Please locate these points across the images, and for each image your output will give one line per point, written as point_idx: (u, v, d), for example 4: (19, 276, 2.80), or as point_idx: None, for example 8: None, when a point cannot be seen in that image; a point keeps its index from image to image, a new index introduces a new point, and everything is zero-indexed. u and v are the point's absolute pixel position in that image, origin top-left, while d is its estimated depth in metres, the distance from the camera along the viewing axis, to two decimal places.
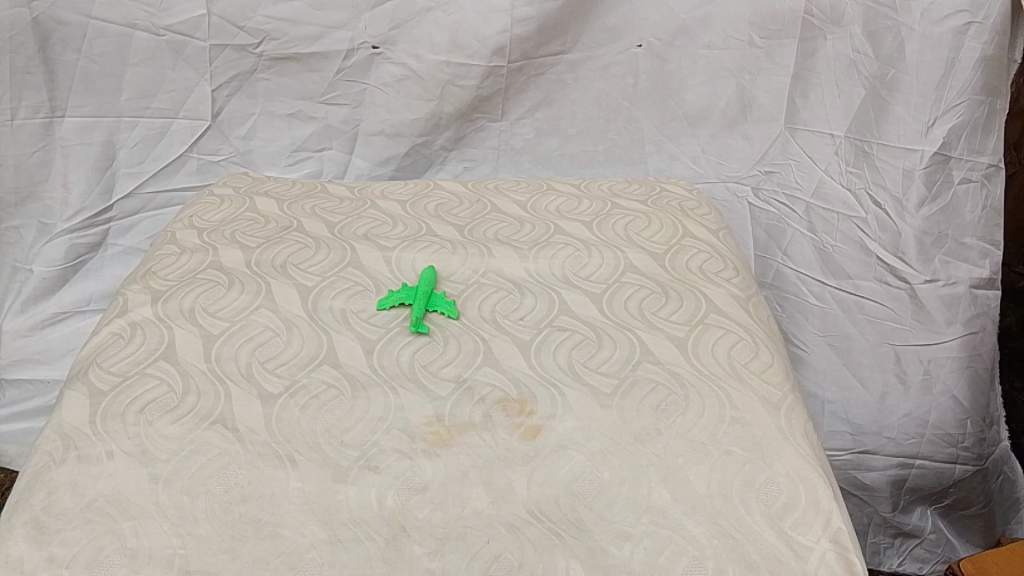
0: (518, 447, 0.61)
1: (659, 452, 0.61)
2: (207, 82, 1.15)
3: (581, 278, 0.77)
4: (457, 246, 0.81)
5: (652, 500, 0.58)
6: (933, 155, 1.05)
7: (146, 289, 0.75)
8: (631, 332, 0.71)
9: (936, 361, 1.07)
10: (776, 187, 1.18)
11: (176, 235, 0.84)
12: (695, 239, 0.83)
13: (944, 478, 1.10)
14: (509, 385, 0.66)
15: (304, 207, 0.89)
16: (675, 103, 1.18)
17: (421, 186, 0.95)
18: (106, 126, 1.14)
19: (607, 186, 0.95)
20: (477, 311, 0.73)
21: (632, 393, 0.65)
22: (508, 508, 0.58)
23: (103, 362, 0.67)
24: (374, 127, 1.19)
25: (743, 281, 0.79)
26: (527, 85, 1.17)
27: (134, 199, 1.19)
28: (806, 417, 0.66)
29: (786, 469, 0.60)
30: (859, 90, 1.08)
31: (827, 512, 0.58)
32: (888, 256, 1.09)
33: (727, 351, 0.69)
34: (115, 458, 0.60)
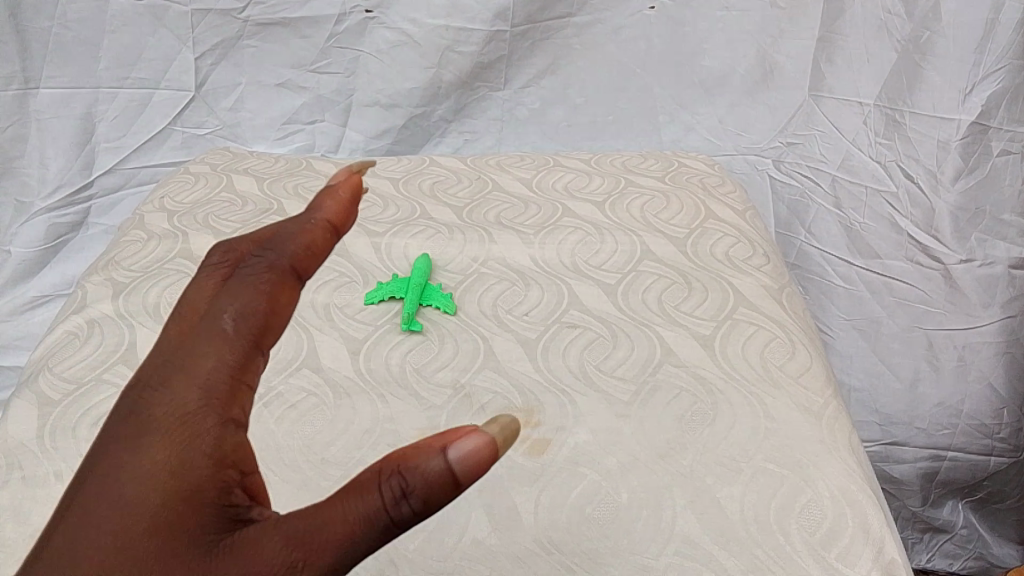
0: (522, 465, 0.54)
1: (683, 470, 0.53)
2: (189, 50, 1.06)
3: (592, 268, 0.69)
4: (454, 231, 0.73)
5: (677, 527, 0.50)
6: (971, 125, 0.96)
7: (107, 282, 0.68)
8: (650, 329, 0.63)
9: (970, 347, 1.00)
10: (799, 159, 1.07)
11: (145, 219, 0.76)
12: (718, 221, 0.75)
13: (978, 471, 1.02)
14: (514, 392, 0.58)
15: (287, 186, 0.81)
16: (690, 69, 1.07)
17: (416, 162, 0.87)
18: (83, 98, 1.06)
19: (619, 161, 0.87)
20: (476, 306, 0.65)
21: (652, 401, 0.58)
22: (513, 536, 0.50)
23: (56, 366, 0.60)
24: (369, 98, 1.11)
25: (775, 269, 0.70)
26: (533, 50, 1.07)
27: (115, 175, 1.10)
28: (850, 426, 0.58)
29: (830, 489, 0.53)
30: (890, 54, 0.98)
31: (879, 541, 0.50)
32: (922, 234, 1.01)
33: (759, 352, 0.61)
34: (63, 480, 0.53)
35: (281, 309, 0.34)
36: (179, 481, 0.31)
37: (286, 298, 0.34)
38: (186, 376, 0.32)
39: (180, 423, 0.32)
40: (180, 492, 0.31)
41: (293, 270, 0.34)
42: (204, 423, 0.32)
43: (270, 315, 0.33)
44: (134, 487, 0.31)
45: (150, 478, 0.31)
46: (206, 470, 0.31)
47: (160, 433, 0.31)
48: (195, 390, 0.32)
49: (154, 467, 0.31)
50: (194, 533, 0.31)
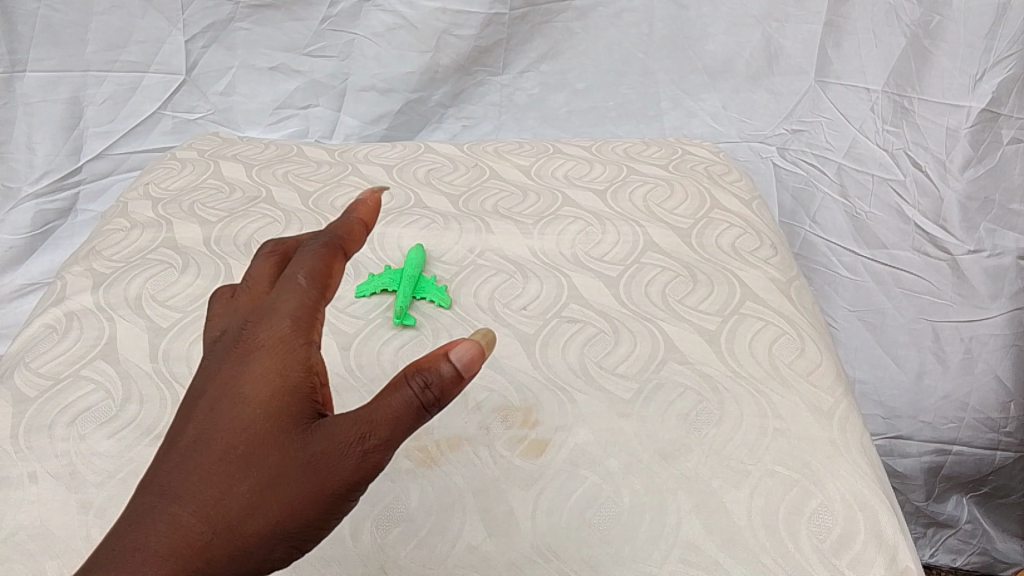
0: (519, 466, 0.51)
1: (687, 473, 0.51)
2: (180, 32, 1.02)
3: (593, 259, 0.67)
4: (450, 221, 0.70)
5: (681, 533, 0.48)
6: (981, 112, 0.93)
7: (87, 273, 0.65)
8: (653, 324, 0.61)
9: (978, 340, 0.98)
10: (804, 146, 1.04)
11: (129, 207, 0.73)
12: (723, 211, 0.72)
13: (983, 466, 1.00)
14: (511, 390, 0.56)
15: (276, 173, 0.78)
16: (694, 54, 1.04)
17: (411, 149, 0.84)
18: (71, 82, 1.02)
19: (621, 148, 0.84)
20: (473, 299, 0.63)
21: (655, 399, 0.55)
22: (510, 543, 0.48)
23: (33, 362, 0.58)
24: (364, 82, 1.07)
25: (783, 261, 0.68)
26: (533, 34, 1.04)
27: (104, 160, 1.06)
28: (862, 427, 0.56)
29: (842, 493, 0.50)
30: (899, 39, 0.94)
31: (893, 548, 0.48)
32: (929, 224, 0.98)
33: (767, 348, 0.59)
34: (39, 482, 0.51)
35: (339, 267, 0.40)
36: (271, 389, 0.37)
37: (341, 263, 0.40)
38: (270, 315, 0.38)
39: (268, 347, 0.38)
40: (271, 398, 0.36)
41: (343, 242, 0.41)
42: (288, 346, 0.37)
43: (331, 269, 0.40)
44: (236, 399, 0.37)
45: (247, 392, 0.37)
46: (290, 381, 0.37)
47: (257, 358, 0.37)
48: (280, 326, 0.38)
49: (252, 387, 0.37)
50: (283, 433, 0.36)
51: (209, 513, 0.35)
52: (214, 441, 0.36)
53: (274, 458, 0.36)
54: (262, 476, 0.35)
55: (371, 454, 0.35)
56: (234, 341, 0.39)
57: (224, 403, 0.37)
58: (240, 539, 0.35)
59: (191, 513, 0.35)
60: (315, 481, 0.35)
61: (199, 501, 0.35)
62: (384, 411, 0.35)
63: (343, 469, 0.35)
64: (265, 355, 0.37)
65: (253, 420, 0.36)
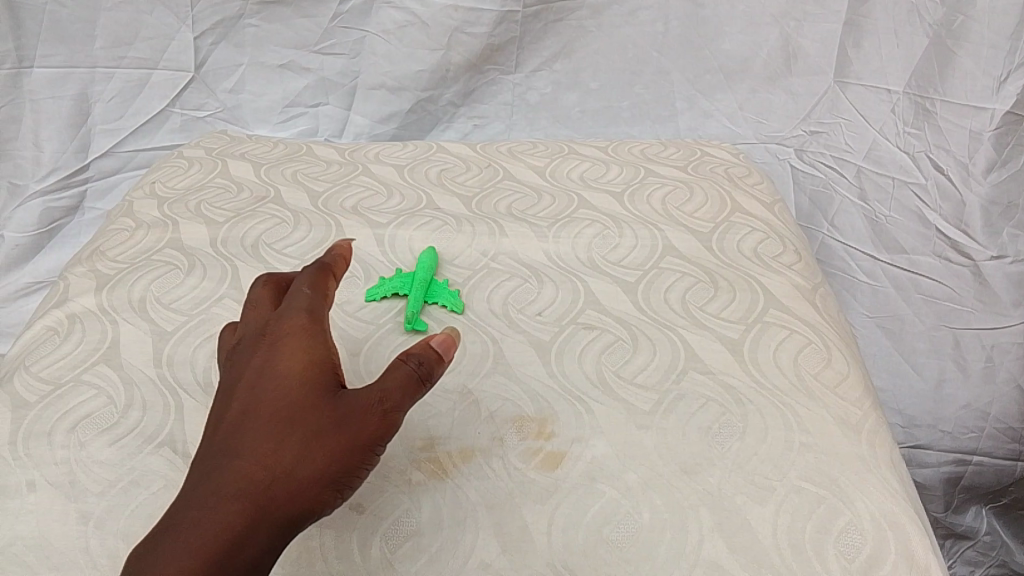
0: (534, 480, 0.49)
1: (710, 489, 0.49)
2: (189, 29, 1.00)
3: (611, 263, 0.65)
4: (462, 223, 0.69)
5: (703, 551, 0.46)
6: (1005, 114, 0.91)
7: (91, 274, 0.63)
8: (673, 332, 0.59)
9: (999, 348, 0.94)
10: (822, 148, 1.01)
11: (134, 206, 0.71)
12: (746, 214, 0.70)
13: (1003, 476, 0.96)
14: (526, 399, 0.54)
15: (285, 173, 0.76)
16: (710, 54, 1.02)
17: (422, 148, 0.82)
18: (78, 78, 1.00)
19: (638, 149, 0.82)
20: (486, 304, 0.61)
21: (676, 410, 0.53)
22: (524, 561, 0.46)
23: (33, 365, 0.56)
24: (375, 80, 1.06)
25: (806, 267, 0.66)
26: (546, 32, 1.02)
27: (112, 158, 1.05)
28: (891, 443, 0.54)
29: (871, 510, 0.48)
30: (920, 39, 0.92)
31: (924, 568, 0.46)
32: (950, 228, 0.96)
33: (792, 357, 0.57)
34: (38, 490, 0.49)
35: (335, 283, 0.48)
36: (298, 367, 0.43)
37: (334, 284, 0.49)
38: (285, 314, 0.45)
39: (289, 335, 0.44)
40: (300, 373, 0.42)
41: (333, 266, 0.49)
42: (308, 335, 0.44)
43: (328, 285, 0.48)
44: (268, 377, 0.43)
45: (276, 371, 0.43)
46: (314, 359, 0.43)
47: (283, 344, 0.44)
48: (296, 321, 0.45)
49: (282, 366, 0.43)
50: (313, 400, 0.42)
51: (263, 466, 0.40)
52: (253, 416, 0.41)
53: (310, 419, 0.41)
54: (302, 434, 0.40)
55: (391, 413, 0.41)
56: (255, 341, 0.45)
57: (257, 385, 0.43)
58: (290, 485, 0.39)
59: (242, 471, 0.39)
60: (347, 435, 0.41)
61: (252, 457, 0.40)
62: (394, 379, 0.42)
63: (369, 426, 0.41)
64: (287, 341, 0.44)
65: (285, 393, 0.42)
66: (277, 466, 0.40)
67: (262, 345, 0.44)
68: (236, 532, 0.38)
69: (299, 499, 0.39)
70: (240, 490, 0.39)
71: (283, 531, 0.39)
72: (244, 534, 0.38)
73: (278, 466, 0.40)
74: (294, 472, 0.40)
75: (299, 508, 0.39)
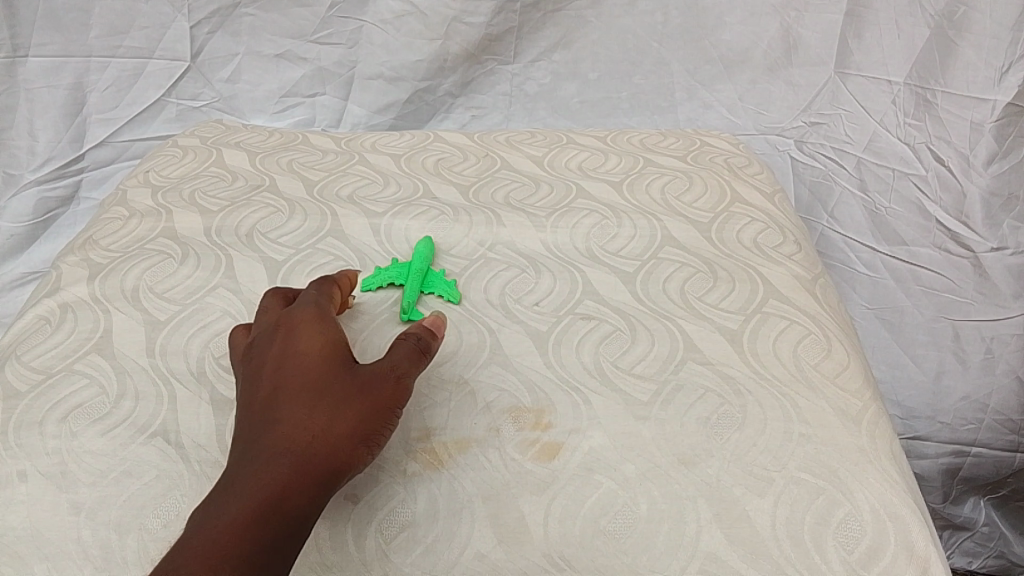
0: (530, 471, 0.49)
1: (708, 480, 0.48)
2: (185, 18, 0.99)
3: (609, 254, 0.64)
4: (459, 212, 0.68)
5: (701, 542, 0.46)
6: (1007, 105, 0.89)
7: (84, 263, 0.63)
8: (672, 322, 0.58)
9: (999, 340, 0.94)
10: (822, 139, 1.01)
11: (127, 195, 0.71)
12: (745, 204, 0.70)
13: (1002, 468, 0.96)
14: (523, 389, 0.53)
15: (280, 162, 0.76)
16: (710, 44, 1.01)
17: (419, 138, 0.82)
18: (73, 67, 0.99)
19: (637, 139, 0.82)
20: (483, 294, 0.60)
21: (675, 402, 0.53)
22: (520, 552, 0.45)
23: (24, 355, 0.55)
24: (372, 70, 1.05)
25: (807, 258, 0.65)
26: (545, 22, 1.01)
27: (107, 148, 1.04)
28: (892, 433, 0.53)
29: (870, 502, 0.48)
30: (922, 30, 0.91)
31: (924, 560, 0.46)
32: (949, 219, 0.94)
33: (792, 348, 0.56)
34: (28, 480, 0.48)
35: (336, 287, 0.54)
36: (318, 348, 0.48)
37: (337, 294, 0.55)
38: (297, 309, 0.51)
39: (305, 323, 0.49)
40: (321, 351, 0.47)
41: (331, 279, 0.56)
42: (322, 323, 0.50)
43: (330, 290, 0.54)
44: (293, 357, 0.47)
45: (298, 354, 0.47)
46: (331, 341, 0.48)
47: (300, 330, 0.49)
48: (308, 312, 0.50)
49: (304, 348, 0.48)
50: (336, 372, 0.46)
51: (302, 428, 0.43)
52: (283, 390, 0.45)
53: (335, 386, 0.45)
54: (331, 400, 0.45)
55: (403, 379, 0.47)
56: (272, 333, 0.49)
57: (282, 366, 0.47)
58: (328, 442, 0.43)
59: (284, 434, 0.43)
60: (369, 398, 0.46)
61: (290, 421, 0.43)
62: (400, 353, 0.49)
63: (386, 390, 0.46)
64: (306, 328, 0.49)
65: (310, 369, 0.46)
66: (314, 427, 0.43)
67: (279, 334, 0.49)
68: (288, 482, 0.41)
69: (337, 454, 0.43)
70: (287, 447, 0.42)
71: (326, 485, 0.42)
72: (295, 484, 0.41)
73: (315, 428, 0.43)
74: (330, 431, 0.44)
75: (339, 463, 0.43)
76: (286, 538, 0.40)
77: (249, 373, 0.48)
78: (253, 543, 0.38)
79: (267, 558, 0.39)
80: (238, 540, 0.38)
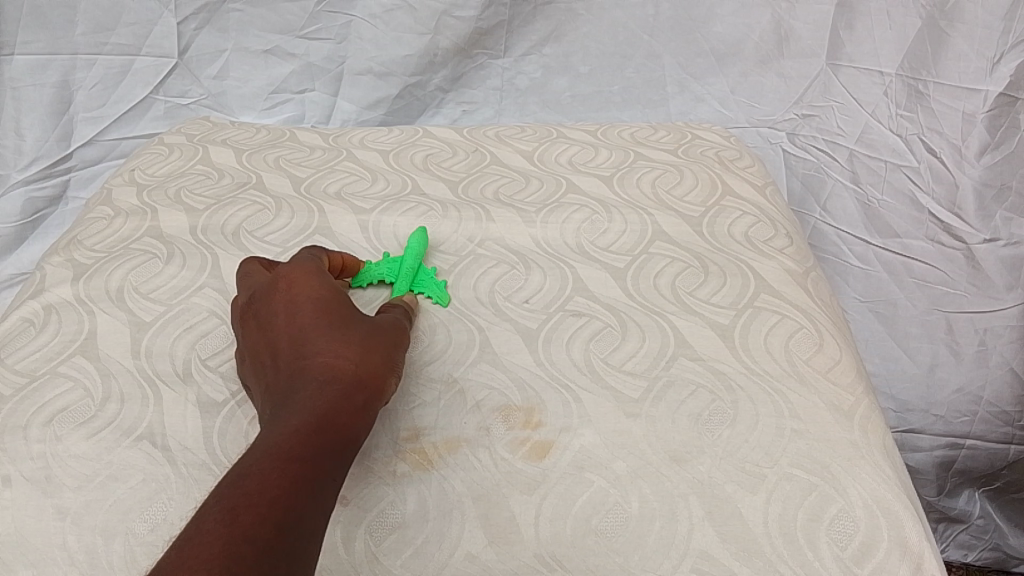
0: (520, 471, 0.48)
1: (700, 478, 0.48)
2: (172, 14, 0.99)
3: (598, 249, 0.64)
4: (448, 208, 0.67)
5: (693, 541, 0.45)
6: (999, 96, 0.89)
7: (68, 263, 0.62)
8: (662, 318, 0.58)
9: (992, 331, 0.93)
10: (814, 132, 1.00)
11: (112, 194, 0.70)
12: (737, 198, 0.69)
13: (997, 460, 0.96)
14: (512, 388, 0.53)
15: (267, 159, 0.75)
16: (701, 36, 1.00)
17: (408, 134, 0.81)
18: (59, 65, 0.98)
19: (628, 132, 0.81)
20: (472, 292, 0.60)
21: (665, 399, 0.52)
22: (510, 553, 0.45)
23: (8, 358, 0.55)
24: (361, 66, 1.04)
25: (798, 252, 0.65)
26: (534, 15, 1.00)
27: (95, 147, 1.03)
28: (884, 428, 0.53)
29: (863, 498, 0.47)
30: (913, 20, 0.91)
31: (918, 556, 0.45)
32: (942, 211, 0.94)
33: (784, 343, 0.56)
34: (13, 485, 0.48)
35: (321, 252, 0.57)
36: (325, 291, 0.49)
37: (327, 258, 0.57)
38: (293, 263, 0.52)
39: (304, 272, 0.51)
40: (329, 294, 0.49)
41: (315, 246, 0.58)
42: (318, 271, 0.51)
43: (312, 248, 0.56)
44: (305, 300, 0.48)
45: (306, 296, 0.49)
46: (333, 287, 0.50)
47: (304, 278, 0.50)
48: (303, 263, 0.52)
49: (312, 292, 0.49)
50: (349, 313, 0.48)
51: (339, 355, 0.44)
52: (306, 328, 0.46)
53: (352, 324, 0.47)
54: (355, 335, 0.47)
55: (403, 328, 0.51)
56: (275, 284, 0.50)
57: (295, 308, 0.48)
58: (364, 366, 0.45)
59: (326, 361, 0.44)
60: (383, 337, 0.48)
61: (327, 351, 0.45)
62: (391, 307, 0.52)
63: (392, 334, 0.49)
64: (309, 276, 0.51)
65: (323, 306, 0.48)
66: (350, 355, 0.45)
67: (282, 283, 0.50)
68: (341, 402, 0.42)
69: (375, 377, 0.45)
70: (333, 370, 0.43)
71: (371, 405, 0.44)
72: (346, 402, 0.42)
73: (351, 356, 0.45)
74: (363, 357, 0.45)
75: (379, 385, 0.45)
76: (348, 448, 0.41)
77: (261, 325, 0.49)
78: (320, 450, 0.39)
79: (334, 465, 0.39)
80: (307, 445, 0.39)
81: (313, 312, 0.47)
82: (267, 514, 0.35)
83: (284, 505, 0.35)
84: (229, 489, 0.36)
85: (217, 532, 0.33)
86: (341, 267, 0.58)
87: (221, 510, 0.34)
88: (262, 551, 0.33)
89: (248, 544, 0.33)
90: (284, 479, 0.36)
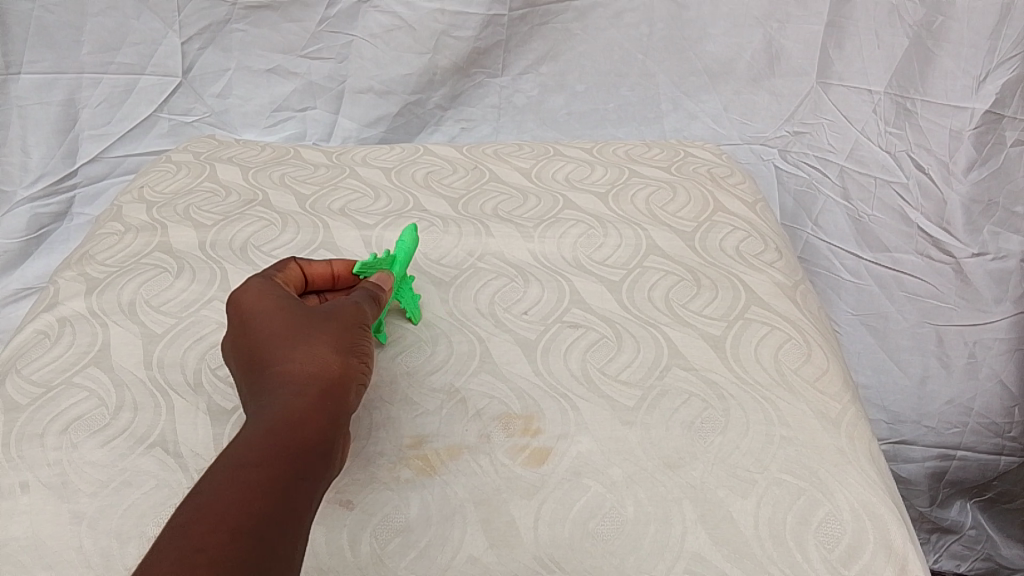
0: (521, 476, 0.50)
1: (693, 482, 0.50)
2: (176, 34, 1.01)
3: (595, 263, 0.66)
4: (448, 224, 0.69)
5: (686, 544, 0.47)
6: (985, 113, 0.91)
7: (80, 277, 0.64)
8: (657, 330, 0.60)
9: (982, 343, 0.96)
10: (806, 148, 1.02)
11: (123, 210, 0.72)
12: (728, 213, 0.72)
13: (988, 471, 0.98)
14: (512, 397, 0.55)
15: (273, 176, 0.77)
16: (694, 55, 1.03)
17: (409, 152, 0.83)
18: (65, 84, 1.00)
19: (622, 150, 0.83)
20: (472, 304, 0.62)
21: (660, 407, 0.54)
22: (511, 555, 0.46)
23: (24, 368, 0.56)
24: (362, 84, 1.06)
25: (788, 266, 0.67)
26: (532, 35, 1.03)
27: (100, 163, 1.05)
28: (870, 435, 0.55)
29: (850, 502, 0.49)
30: (900, 40, 0.93)
31: (902, 558, 0.47)
32: (932, 227, 0.96)
33: (773, 353, 0.58)
34: (29, 491, 0.49)
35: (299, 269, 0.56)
36: (279, 306, 0.50)
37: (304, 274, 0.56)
38: (244, 285, 0.53)
39: (258, 293, 0.51)
40: (282, 308, 0.50)
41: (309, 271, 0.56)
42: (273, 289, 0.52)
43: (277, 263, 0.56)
44: (260, 322, 0.49)
45: (262, 316, 0.49)
46: (287, 300, 0.51)
47: (257, 299, 0.51)
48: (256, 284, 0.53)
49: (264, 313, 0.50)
50: (303, 318, 0.49)
51: (293, 362, 0.45)
52: (264, 346, 0.47)
53: (306, 328, 0.48)
54: (310, 338, 0.47)
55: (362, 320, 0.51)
56: (235, 313, 0.51)
57: (253, 331, 0.49)
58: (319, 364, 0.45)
59: (285, 370, 0.45)
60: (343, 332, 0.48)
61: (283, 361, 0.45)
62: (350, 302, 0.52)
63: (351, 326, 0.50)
64: (259, 297, 0.51)
65: (277, 322, 0.48)
66: (305, 358, 0.45)
67: (241, 310, 0.51)
68: (304, 402, 0.42)
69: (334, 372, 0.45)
70: (292, 377, 0.44)
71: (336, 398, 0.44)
72: (309, 401, 0.43)
73: (307, 360, 0.45)
74: (320, 356, 0.46)
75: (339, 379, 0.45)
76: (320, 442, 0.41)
77: (233, 353, 0.50)
78: (292, 447, 0.40)
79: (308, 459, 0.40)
80: (276, 445, 0.39)
81: (268, 331, 0.48)
82: (221, 522, 0.34)
83: (246, 509, 0.35)
84: (189, 504, 0.36)
85: (168, 548, 0.33)
86: (331, 280, 0.57)
87: (177, 527, 0.34)
88: (220, 559, 0.33)
89: (200, 554, 0.33)
90: (241, 487, 0.36)
